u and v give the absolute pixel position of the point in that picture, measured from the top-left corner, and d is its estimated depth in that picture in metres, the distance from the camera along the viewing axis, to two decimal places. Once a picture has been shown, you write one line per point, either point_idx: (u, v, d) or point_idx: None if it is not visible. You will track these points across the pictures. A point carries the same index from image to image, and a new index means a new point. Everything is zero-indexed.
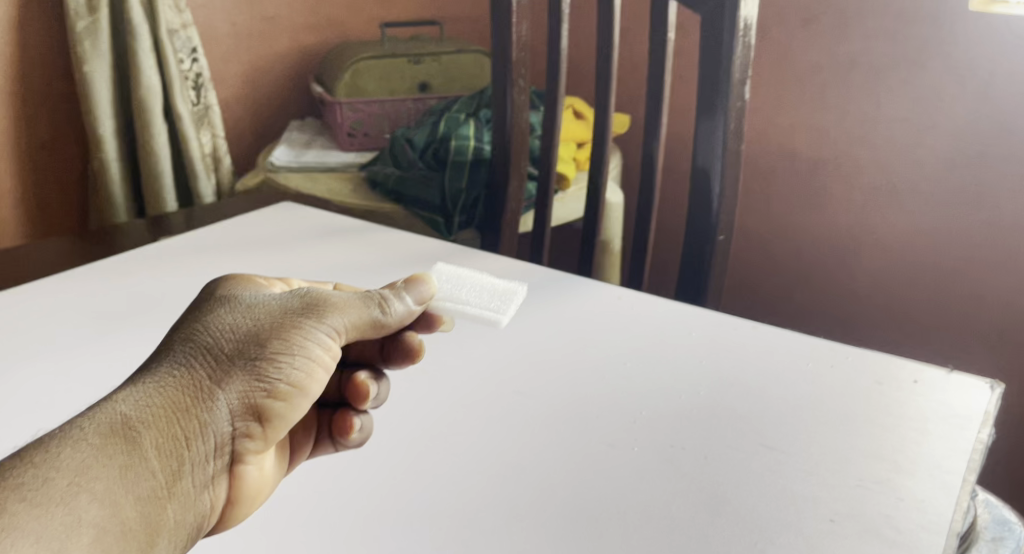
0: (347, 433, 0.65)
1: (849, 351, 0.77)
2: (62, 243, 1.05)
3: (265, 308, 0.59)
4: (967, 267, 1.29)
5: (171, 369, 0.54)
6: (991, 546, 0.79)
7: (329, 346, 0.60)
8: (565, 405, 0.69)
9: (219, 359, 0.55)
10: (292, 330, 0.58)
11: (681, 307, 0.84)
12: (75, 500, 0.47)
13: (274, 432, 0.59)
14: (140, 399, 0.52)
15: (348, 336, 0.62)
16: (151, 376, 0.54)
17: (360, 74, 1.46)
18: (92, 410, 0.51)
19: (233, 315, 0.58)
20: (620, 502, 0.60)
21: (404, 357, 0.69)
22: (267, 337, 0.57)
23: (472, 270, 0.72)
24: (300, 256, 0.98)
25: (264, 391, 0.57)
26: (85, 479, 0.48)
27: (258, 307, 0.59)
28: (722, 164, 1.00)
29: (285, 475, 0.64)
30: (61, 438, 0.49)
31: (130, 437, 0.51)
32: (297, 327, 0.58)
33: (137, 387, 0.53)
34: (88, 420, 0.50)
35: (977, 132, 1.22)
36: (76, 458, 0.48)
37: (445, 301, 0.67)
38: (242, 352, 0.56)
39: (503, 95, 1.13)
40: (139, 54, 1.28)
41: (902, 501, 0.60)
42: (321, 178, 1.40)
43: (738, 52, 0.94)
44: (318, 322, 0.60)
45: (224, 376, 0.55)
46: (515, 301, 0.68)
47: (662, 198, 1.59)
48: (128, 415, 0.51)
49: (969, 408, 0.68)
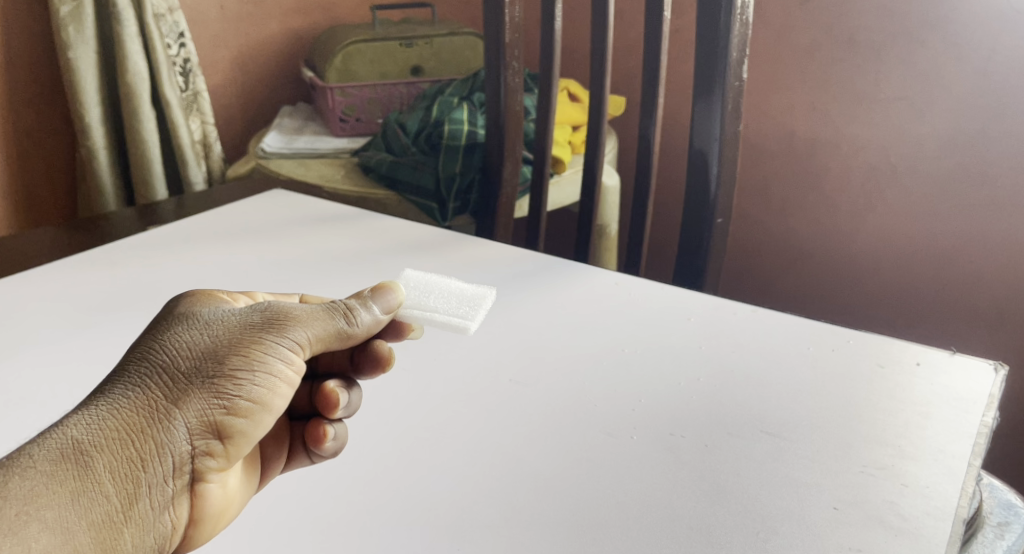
0: (321, 441, 0.61)
1: (850, 335, 0.76)
2: (50, 233, 1.04)
3: (225, 323, 0.57)
4: (966, 247, 1.27)
5: (124, 391, 0.53)
6: (996, 532, 0.78)
7: (292, 360, 0.59)
8: (563, 394, 0.68)
9: (176, 378, 0.54)
10: (251, 346, 0.57)
11: (679, 292, 0.83)
12: (25, 530, 0.47)
13: (237, 449, 0.58)
14: (92, 422, 0.51)
15: (313, 349, 0.60)
16: (105, 398, 0.53)
17: (351, 57, 1.43)
18: (43, 436, 0.51)
19: (190, 332, 0.56)
20: (620, 491, 0.59)
21: (375, 366, 0.66)
22: (226, 354, 0.56)
23: (440, 275, 0.70)
24: (292, 244, 0.96)
25: (223, 408, 0.55)
26: (34, 508, 0.48)
27: (217, 323, 0.57)
28: (720, 145, 0.98)
29: (258, 488, 0.62)
30: (9, 465, 0.49)
31: (82, 462, 0.50)
32: (256, 342, 0.57)
33: (90, 409, 0.52)
34: (38, 446, 0.50)
35: (977, 109, 1.20)
36: (25, 487, 0.48)
37: (412, 309, 0.65)
38: (199, 370, 0.55)
39: (497, 78, 1.11)
40: (125, 39, 1.25)
41: (906, 488, 0.59)
42: (312, 164, 1.38)
43: (735, 31, 0.92)
44: (279, 336, 0.58)
45: (181, 396, 0.54)
46: (484, 306, 0.65)
47: (659, 181, 1.57)
48: (80, 439, 0.51)
49: (973, 390, 0.67)
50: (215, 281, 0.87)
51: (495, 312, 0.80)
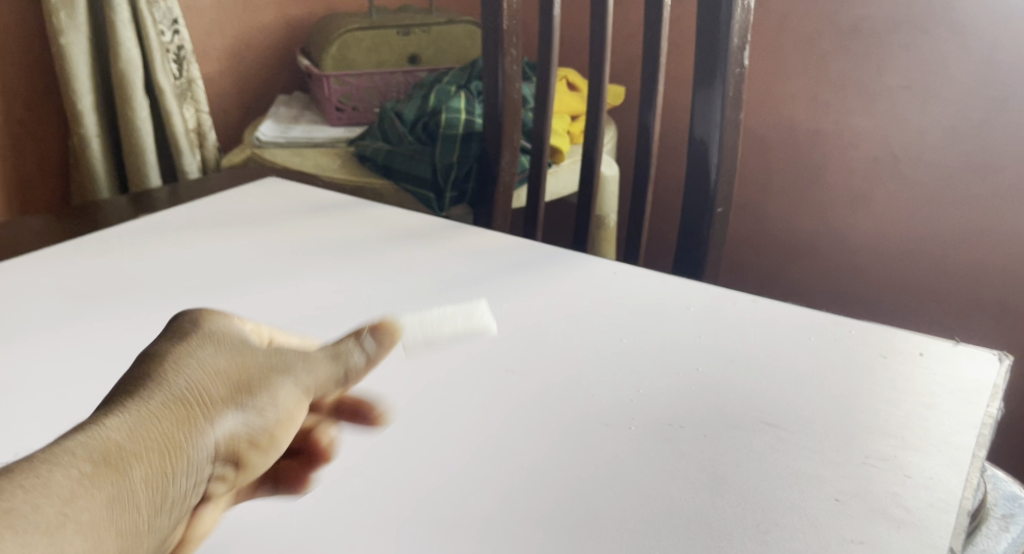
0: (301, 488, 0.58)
1: (851, 324, 0.74)
2: (43, 220, 1.02)
3: (251, 354, 0.56)
4: (969, 237, 1.26)
5: (161, 403, 0.51)
6: (1001, 523, 0.76)
7: (305, 400, 0.58)
8: (560, 385, 0.67)
9: (209, 401, 0.53)
10: (277, 382, 0.56)
11: (678, 282, 0.82)
12: (59, 529, 0.45)
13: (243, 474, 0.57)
14: (133, 431, 0.49)
15: (323, 391, 0.59)
16: (141, 407, 0.50)
17: (348, 46, 1.41)
18: (78, 437, 0.48)
19: (220, 357, 0.55)
20: (617, 483, 0.58)
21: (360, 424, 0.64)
22: (255, 386, 0.55)
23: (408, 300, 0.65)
24: (287, 232, 0.95)
25: (248, 436, 0.55)
26: (71, 508, 0.45)
27: (243, 352, 0.56)
28: (720, 134, 0.97)
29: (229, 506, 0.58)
30: (45, 464, 0.46)
31: (120, 469, 0.48)
32: (280, 379, 0.57)
33: (125, 416, 0.50)
34: (76, 446, 0.47)
35: (980, 97, 1.19)
36: (63, 487, 0.45)
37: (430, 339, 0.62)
38: (232, 397, 0.54)
39: (495, 66, 1.10)
40: (118, 25, 1.23)
41: (909, 479, 0.57)
42: (307, 154, 1.36)
43: (736, 15, 0.90)
44: (299, 375, 0.57)
45: (215, 417, 0.53)
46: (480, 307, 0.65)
47: (658, 170, 1.56)
48: (120, 447, 0.48)
49: (976, 380, 0.66)
50: (207, 270, 0.86)
51: (492, 303, 0.79)
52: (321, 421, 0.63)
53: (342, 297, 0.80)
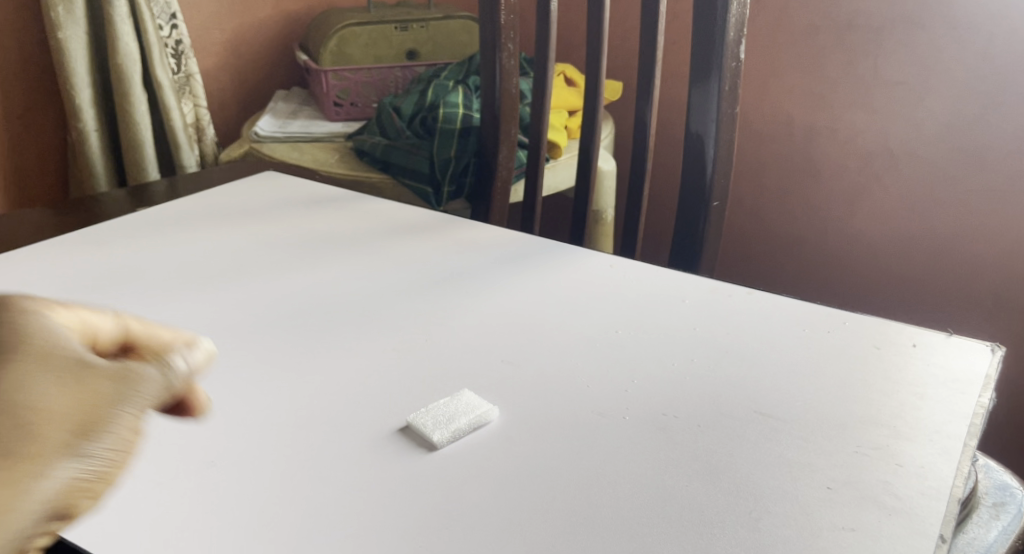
0: None
1: (846, 317, 0.75)
2: (42, 213, 1.03)
3: (76, 366, 0.45)
4: (965, 231, 1.26)
5: None
6: (991, 512, 0.77)
7: (148, 415, 0.46)
8: (556, 376, 0.68)
9: (38, 432, 0.42)
10: (115, 392, 0.45)
11: (673, 275, 0.83)
12: None
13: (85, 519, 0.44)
14: None
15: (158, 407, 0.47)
16: None
17: (346, 40, 1.41)
18: None
19: (39, 377, 0.43)
20: (611, 471, 0.58)
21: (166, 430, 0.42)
22: (92, 403, 0.44)
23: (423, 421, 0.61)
24: (285, 225, 0.95)
25: (95, 470, 0.43)
26: None
27: (67, 364, 0.45)
28: (716, 128, 0.97)
29: None
30: None
31: None
32: (119, 389, 0.45)
33: None
34: None
35: (976, 93, 1.20)
36: None
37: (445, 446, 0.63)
38: (68, 423, 0.43)
39: (492, 61, 1.10)
40: (116, 19, 1.23)
41: (901, 468, 0.57)
42: (305, 148, 1.36)
43: (732, 10, 0.91)
44: (144, 383, 0.46)
45: (54, 451, 0.42)
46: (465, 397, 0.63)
47: (654, 165, 1.57)
48: None
49: (968, 371, 0.67)
50: (206, 262, 0.86)
51: (489, 295, 0.79)
52: (318, 408, 0.64)
53: (340, 289, 0.81)
